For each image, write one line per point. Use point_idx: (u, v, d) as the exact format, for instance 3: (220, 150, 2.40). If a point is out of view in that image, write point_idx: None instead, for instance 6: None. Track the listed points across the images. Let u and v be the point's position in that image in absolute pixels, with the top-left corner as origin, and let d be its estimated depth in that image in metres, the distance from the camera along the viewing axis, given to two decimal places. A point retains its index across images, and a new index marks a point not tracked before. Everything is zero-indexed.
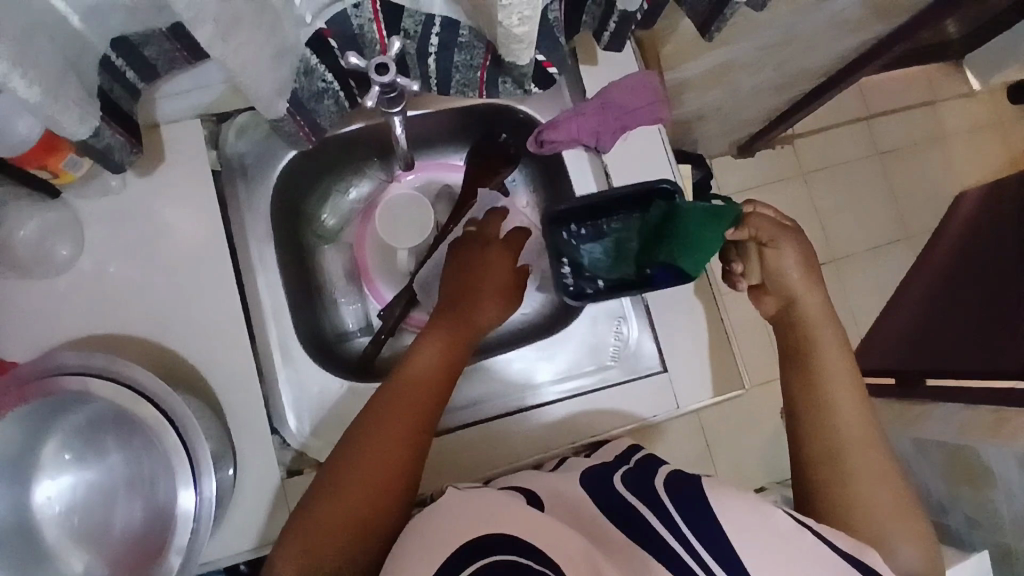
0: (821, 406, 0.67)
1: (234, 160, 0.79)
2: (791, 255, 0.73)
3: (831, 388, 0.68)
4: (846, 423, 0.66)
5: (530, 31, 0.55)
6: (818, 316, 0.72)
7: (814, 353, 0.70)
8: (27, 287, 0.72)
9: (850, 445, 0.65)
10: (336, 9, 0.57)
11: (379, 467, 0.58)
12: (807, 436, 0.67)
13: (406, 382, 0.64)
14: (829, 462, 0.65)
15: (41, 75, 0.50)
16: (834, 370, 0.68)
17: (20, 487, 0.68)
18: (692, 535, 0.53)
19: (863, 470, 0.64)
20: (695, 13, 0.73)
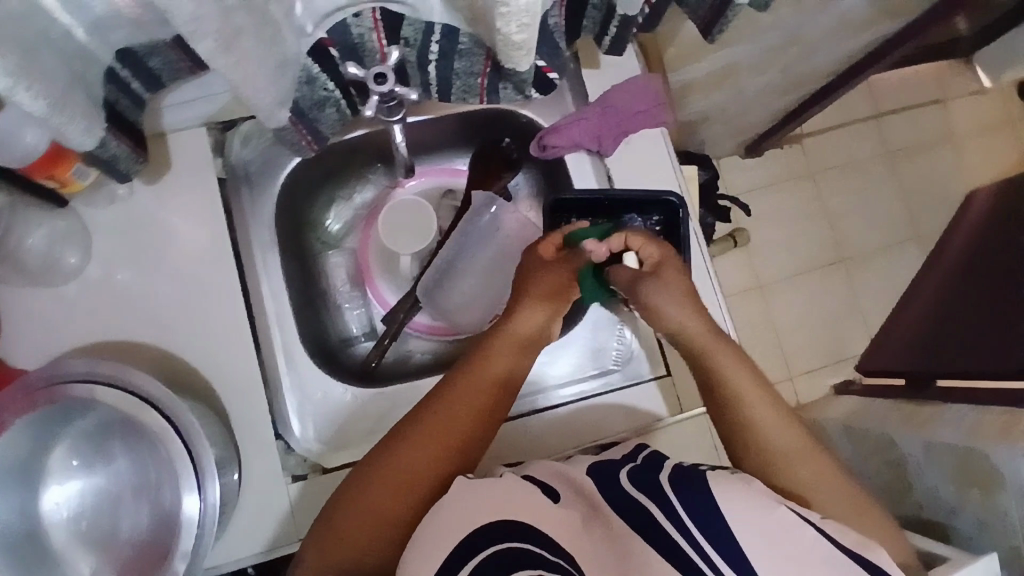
0: (750, 422, 0.66)
1: (239, 168, 0.80)
2: (666, 293, 0.68)
3: (746, 402, 0.66)
4: (773, 428, 0.65)
5: (528, 38, 0.55)
6: (704, 336, 0.68)
7: (720, 371, 0.67)
8: (37, 294, 0.73)
9: (790, 446, 0.65)
10: (337, 18, 0.58)
11: (404, 487, 0.58)
12: (751, 456, 0.65)
13: (443, 404, 0.62)
14: (778, 472, 0.64)
15: (46, 88, 0.51)
16: (739, 383, 0.67)
17: (30, 493, 0.70)
18: (694, 527, 0.53)
19: (804, 465, 0.64)
20: (696, 16, 0.73)
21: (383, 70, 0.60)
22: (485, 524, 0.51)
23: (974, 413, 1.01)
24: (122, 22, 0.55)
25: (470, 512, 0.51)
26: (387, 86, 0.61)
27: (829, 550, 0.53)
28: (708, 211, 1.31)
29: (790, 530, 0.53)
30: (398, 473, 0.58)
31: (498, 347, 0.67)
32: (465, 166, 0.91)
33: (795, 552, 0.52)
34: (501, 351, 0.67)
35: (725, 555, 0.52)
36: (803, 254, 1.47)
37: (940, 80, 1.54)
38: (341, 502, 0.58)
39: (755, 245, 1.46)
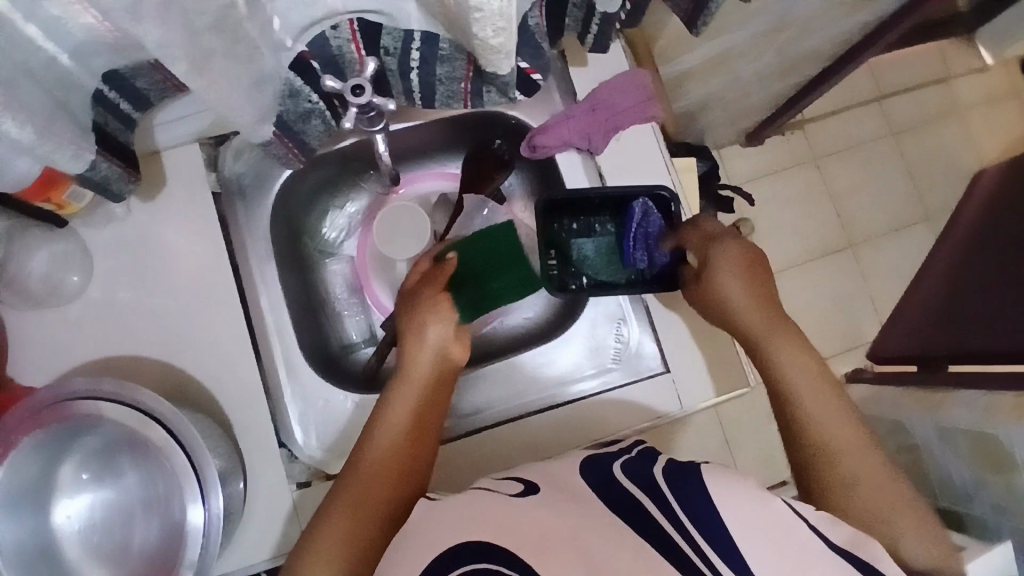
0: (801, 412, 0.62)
1: (233, 181, 0.81)
2: (731, 272, 0.68)
3: (801, 389, 0.63)
4: (825, 416, 0.62)
5: (505, 41, 0.56)
6: (761, 325, 0.67)
7: (774, 357, 0.65)
8: (39, 315, 0.75)
9: (841, 439, 0.61)
10: (315, 30, 0.59)
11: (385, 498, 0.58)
12: (797, 446, 0.62)
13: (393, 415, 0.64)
14: (826, 463, 0.60)
15: (31, 116, 0.52)
16: (794, 369, 0.64)
17: (41, 509, 0.71)
18: (689, 522, 0.53)
19: (857, 460, 0.59)
20: (679, 8, 0.72)
21: (362, 82, 0.60)
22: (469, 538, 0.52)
23: (986, 396, 0.99)
24: (103, 45, 0.56)
25: (458, 522, 0.53)
26: (365, 97, 0.60)
27: (816, 544, 0.52)
28: (709, 201, 1.30)
29: (785, 527, 0.53)
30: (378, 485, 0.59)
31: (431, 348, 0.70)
32: (458, 169, 0.91)
33: (785, 543, 0.52)
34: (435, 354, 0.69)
35: (723, 555, 0.51)
36: (809, 240, 1.45)
37: (941, 58, 1.52)
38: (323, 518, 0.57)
39: (760, 234, 1.45)
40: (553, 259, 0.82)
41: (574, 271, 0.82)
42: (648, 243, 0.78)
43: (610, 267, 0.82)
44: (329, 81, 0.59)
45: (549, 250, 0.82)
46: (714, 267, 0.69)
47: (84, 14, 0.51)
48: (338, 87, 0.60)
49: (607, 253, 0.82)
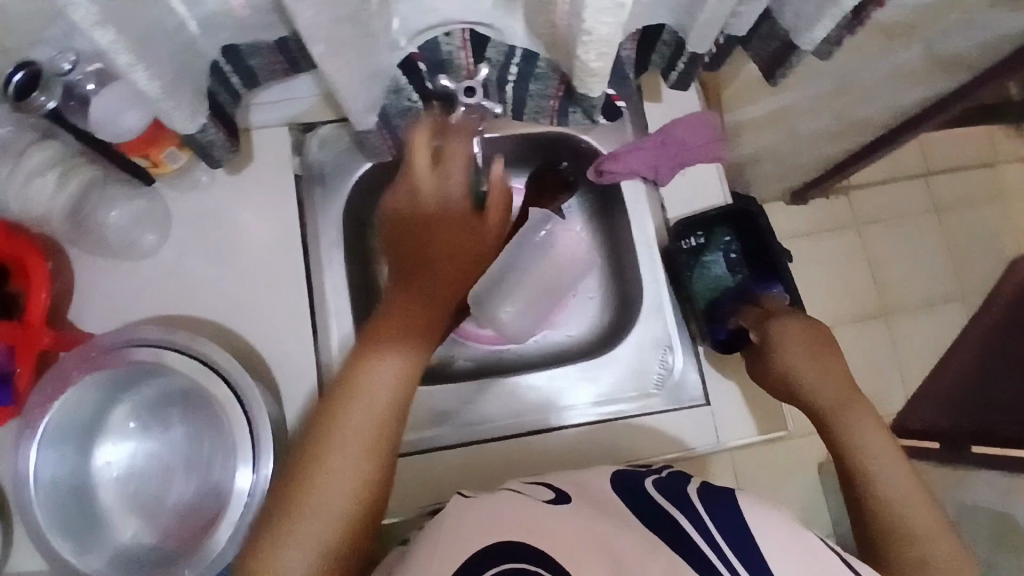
0: (869, 482, 0.61)
1: (315, 168, 0.85)
2: (797, 340, 0.72)
3: (876, 466, 0.62)
4: (897, 491, 0.60)
5: (603, 66, 0.59)
6: (829, 395, 0.68)
7: (843, 428, 0.65)
8: (114, 267, 0.79)
9: (921, 526, 0.57)
10: (431, 35, 0.63)
11: (363, 466, 0.50)
12: (871, 522, 0.60)
13: (361, 383, 0.52)
14: (907, 549, 0.57)
15: (160, 71, 0.56)
16: (868, 440, 0.64)
17: (85, 449, 0.73)
18: (717, 531, 0.53)
19: (938, 548, 0.56)
20: (759, 58, 0.76)
21: (472, 84, 0.68)
22: (501, 540, 0.50)
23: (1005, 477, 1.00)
24: (229, 21, 0.61)
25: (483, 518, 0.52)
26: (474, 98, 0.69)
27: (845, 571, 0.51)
28: None
29: (813, 550, 0.53)
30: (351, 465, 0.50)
31: (418, 293, 0.57)
32: (522, 185, 0.92)
33: (813, 566, 0.51)
34: (420, 300, 0.57)
35: (751, 567, 0.51)
36: (844, 302, 1.47)
37: None
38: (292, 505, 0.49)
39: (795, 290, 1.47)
40: (693, 241, 0.82)
41: (691, 265, 0.82)
42: None
43: (717, 295, 0.81)
44: (441, 80, 0.67)
45: (698, 230, 0.82)
46: (778, 339, 0.72)
47: None
48: (450, 87, 0.68)
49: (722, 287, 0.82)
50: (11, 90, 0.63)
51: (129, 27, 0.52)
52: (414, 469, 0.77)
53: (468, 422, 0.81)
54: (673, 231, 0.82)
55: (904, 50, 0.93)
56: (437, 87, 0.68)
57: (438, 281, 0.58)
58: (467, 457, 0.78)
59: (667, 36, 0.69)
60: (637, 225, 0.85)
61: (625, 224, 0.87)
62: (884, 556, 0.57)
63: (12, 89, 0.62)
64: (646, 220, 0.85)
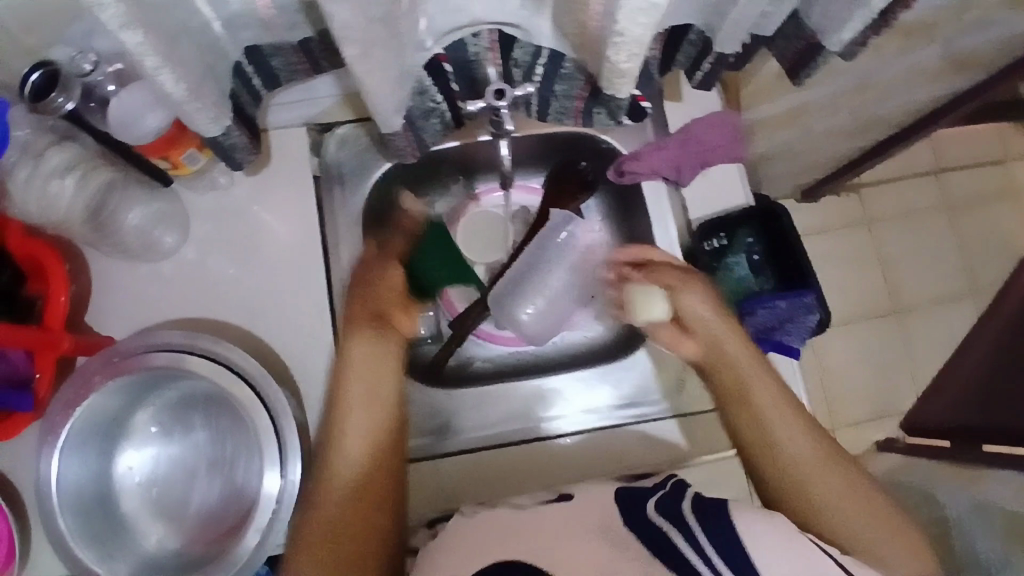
0: (767, 440, 0.59)
1: (333, 168, 0.85)
2: (696, 293, 0.67)
3: (766, 416, 0.60)
4: (799, 444, 0.59)
5: (634, 67, 0.59)
6: (730, 344, 0.64)
7: (742, 379, 0.62)
8: (135, 268, 0.79)
9: (822, 475, 0.57)
10: (457, 36, 0.62)
11: (381, 408, 0.61)
12: (770, 478, 0.59)
13: (340, 401, 0.60)
14: (809, 502, 0.57)
15: (185, 74, 0.55)
16: (763, 389, 0.61)
17: (107, 454, 0.71)
18: (721, 563, 0.47)
19: (843, 495, 0.56)
20: (783, 58, 0.75)
21: None
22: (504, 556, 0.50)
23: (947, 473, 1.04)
24: (254, 20, 0.60)
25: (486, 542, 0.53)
26: None
27: None
28: None
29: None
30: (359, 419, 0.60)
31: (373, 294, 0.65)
32: (540, 184, 0.91)
33: None
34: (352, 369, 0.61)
35: None
36: (856, 302, 1.46)
37: (1006, 140, 1.52)
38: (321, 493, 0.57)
39: None
40: (718, 241, 0.82)
41: (713, 265, 0.81)
42: (783, 327, 0.76)
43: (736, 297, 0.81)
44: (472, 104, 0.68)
45: (722, 231, 0.81)
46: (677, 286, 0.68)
47: None
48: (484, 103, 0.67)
49: (741, 289, 0.82)
50: (28, 90, 0.65)
51: (157, 29, 0.51)
52: (430, 476, 0.76)
53: (485, 428, 0.82)
54: (696, 230, 0.81)
55: (923, 50, 0.92)
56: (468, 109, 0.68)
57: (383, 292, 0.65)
58: (479, 464, 0.77)
59: (694, 36, 0.68)
60: (658, 230, 0.84)
61: (645, 223, 0.86)
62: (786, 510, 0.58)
63: (29, 89, 0.65)
64: (666, 222, 0.84)
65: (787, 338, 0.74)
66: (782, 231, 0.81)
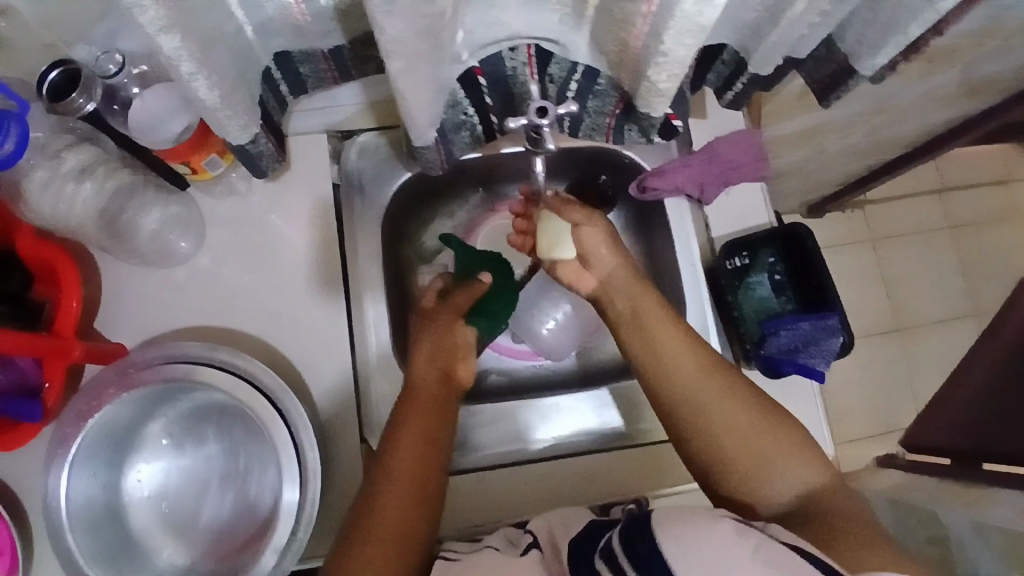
0: (661, 378, 0.63)
1: (354, 176, 0.83)
2: (595, 233, 0.69)
3: (653, 336, 0.64)
4: (690, 376, 0.62)
5: (673, 86, 0.58)
6: (624, 282, 0.68)
7: (638, 319, 0.66)
8: (146, 274, 0.76)
9: (698, 389, 0.61)
10: (494, 50, 0.61)
11: (428, 452, 0.60)
12: (666, 411, 0.63)
13: (391, 443, 0.60)
14: (700, 431, 0.60)
15: (220, 80, 0.53)
16: (656, 328, 0.65)
17: (118, 467, 0.69)
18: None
19: (722, 413, 0.60)
20: (812, 80, 0.75)
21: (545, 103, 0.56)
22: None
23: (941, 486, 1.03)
24: (288, 26, 0.59)
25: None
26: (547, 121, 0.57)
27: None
28: None
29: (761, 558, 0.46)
30: (404, 459, 0.59)
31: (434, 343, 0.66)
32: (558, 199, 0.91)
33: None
34: (420, 417, 0.61)
35: None
36: (860, 319, 1.47)
37: (1008, 161, 1.54)
38: (356, 541, 0.55)
39: None
40: (740, 261, 0.80)
41: (735, 286, 0.79)
42: (808, 350, 0.74)
43: (757, 318, 0.79)
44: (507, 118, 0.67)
45: (744, 250, 0.80)
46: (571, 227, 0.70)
47: None
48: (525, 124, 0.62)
49: (762, 309, 0.80)
50: (47, 89, 0.63)
51: (195, 34, 0.49)
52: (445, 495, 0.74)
53: (496, 447, 0.81)
54: (719, 248, 0.80)
55: (941, 74, 0.93)
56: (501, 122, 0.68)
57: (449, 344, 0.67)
58: (504, 482, 0.75)
59: (727, 56, 0.68)
60: (681, 246, 0.83)
61: (666, 239, 0.86)
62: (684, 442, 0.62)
63: (47, 87, 0.63)
64: (689, 238, 0.83)
65: (809, 360, 0.74)
66: (805, 250, 0.79)
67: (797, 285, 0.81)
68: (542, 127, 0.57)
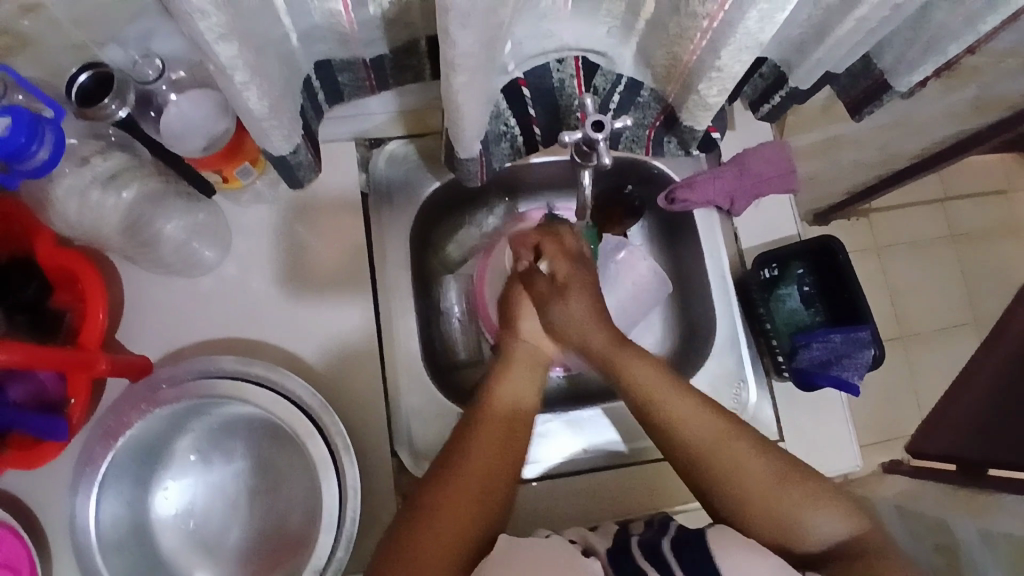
0: (684, 443, 0.61)
1: (383, 185, 0.82)
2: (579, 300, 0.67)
3: (658, 396, 0.63)
4: (706, 430, 0.61)
5: (721, 101, 0.58)
6: (605, 347, 0.66)
7: (632, 380, 0.64)
8: (171, 283, 0.74)
9: (718, 440, 0.60)
10: (541, 60, 0.61)
11: (501, 460, 0.60)
12: (696, 473, 0.61)
13: (466, 434, 0.61)
14: (735, 490, 0.59)
15: (269, 89, 0.52)
16: (657, 385, 0.64)
17: (144, 484, 0.68)
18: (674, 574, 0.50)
19: (751, 471, 0.59)
20: (844, 95, 0.76)
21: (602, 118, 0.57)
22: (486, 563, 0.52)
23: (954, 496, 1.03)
24: (334, 34, 0.58)
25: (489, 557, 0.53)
26: (603, 134, 0.57)
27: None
28: None
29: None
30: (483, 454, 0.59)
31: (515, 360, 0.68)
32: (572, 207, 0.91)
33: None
34: (498, 427, 0.62)
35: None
36: None
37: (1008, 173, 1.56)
38: (419, 522, 0.55)
39: None
40: (768, 272, 0.81)
41: (765, 298, 0.80)
42: (837, 363, 0.75)
43: (787, 330, 0.80)
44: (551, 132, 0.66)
45: (772, 263, 0.81)
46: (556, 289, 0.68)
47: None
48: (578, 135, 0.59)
49: (793, 321, 0.81)
50: (76, 91, 0.63)
51: (250, 40, 0.48)
52: None
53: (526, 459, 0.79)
54: (750, 261, 0.82)
55: (960, 89, 0.94)
56: (534, 126, 0.66)
57: (529, 355, 0.69)
58: (544, 493, 0.75)
59: (767, 70, 0.69)
60: (711, 256, 0.83)
61: (694, 250, 0.86)
62: (725, 510, 0.59)
63: (76, 90, 0.63)
64: (719, 248, 0.83)
65: (841, 372, 0.74)
66: (837, 264, 0.79)
67: (832, 300, 0.81)
68: (596, 140, 0.58)
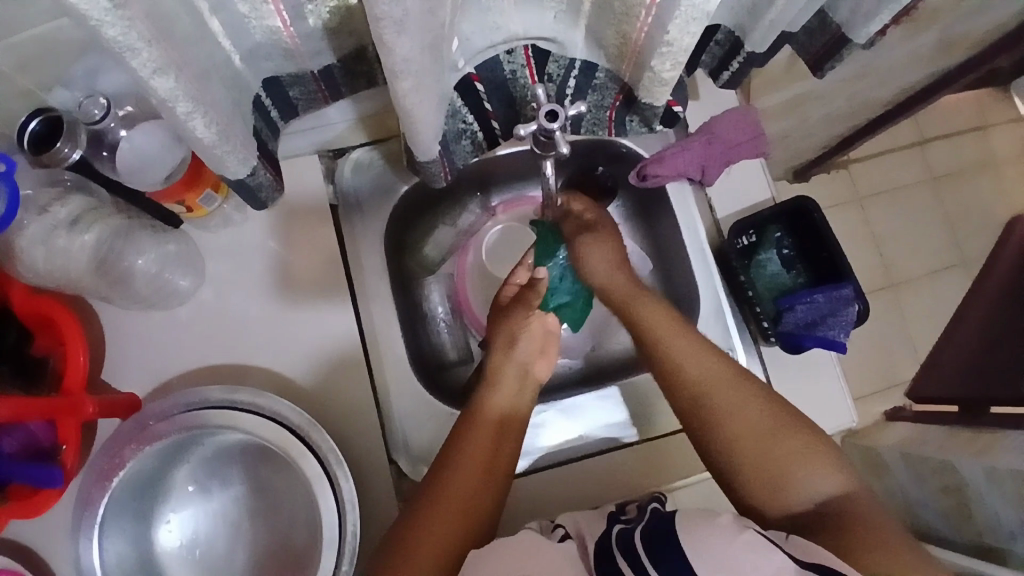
0: (686, 382, 0.62)
1: (350, 195, 0.81)
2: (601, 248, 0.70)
3: (663, 340, 0.63)
4: (708, 371, 0.61)
5: (676, 75, 0.57)
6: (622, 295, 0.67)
7: (639, 322, 0.65)
8: (149, 317, 0.74)
9: (717, 380, 0.61)
10: (491, 54, 0.60)
11: (484, 475, 0.59)
12: (693, 414, 0.61)
13: (455, 445, 0.61)
14: (726, 435, 0.59)
15: (217, 116, 0.51)
16: (664, 329, 0.64)
17: (145, 520, 0.68)
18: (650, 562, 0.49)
19: (747, 416, 0.59)
20: (805, 52, 0.75)
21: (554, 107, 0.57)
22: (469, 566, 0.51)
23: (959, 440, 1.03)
24: (278, 50, 0.57)
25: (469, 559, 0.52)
26: (557, 122, 0.57)
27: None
28: None
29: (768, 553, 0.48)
30: (467, 469, 0.59)
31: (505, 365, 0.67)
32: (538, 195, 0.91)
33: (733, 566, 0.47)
34: (483, 436, 0.61)
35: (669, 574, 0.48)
36: None
37: None
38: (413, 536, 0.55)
39: None
40: (748, 238, 0.81)
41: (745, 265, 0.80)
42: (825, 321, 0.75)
43: (770, 294, 0.80)
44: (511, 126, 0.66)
45: (751, 228, 0.81)
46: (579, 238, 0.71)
47: (273, 16, 0.52)
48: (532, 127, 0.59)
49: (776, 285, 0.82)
50: (28, 138, 0.63)
51: (186, 67, 0.47)
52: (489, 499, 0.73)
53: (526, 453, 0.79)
54: (727, 230, 0.81)
55: (922, 34, 0.93)
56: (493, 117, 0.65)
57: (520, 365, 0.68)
58: (549, 481, 0.75)
59: (722, 36, 0.68)
60: (688, 228, 0.83)
61: (671, 224, 0.85)
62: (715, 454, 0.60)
63: (29, 137, 0.63)
64: (695, 220, 0.83)
65: (829, 331, 0.74)
66: (813, 223, 0.81)
67: (809, 261, 0.83)
68: (552, 130, 0.58)
